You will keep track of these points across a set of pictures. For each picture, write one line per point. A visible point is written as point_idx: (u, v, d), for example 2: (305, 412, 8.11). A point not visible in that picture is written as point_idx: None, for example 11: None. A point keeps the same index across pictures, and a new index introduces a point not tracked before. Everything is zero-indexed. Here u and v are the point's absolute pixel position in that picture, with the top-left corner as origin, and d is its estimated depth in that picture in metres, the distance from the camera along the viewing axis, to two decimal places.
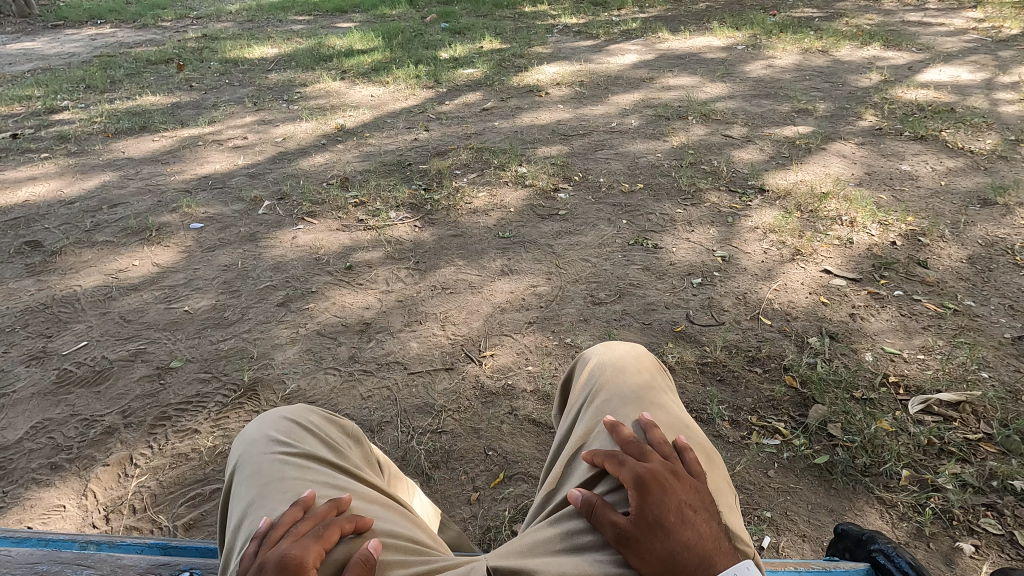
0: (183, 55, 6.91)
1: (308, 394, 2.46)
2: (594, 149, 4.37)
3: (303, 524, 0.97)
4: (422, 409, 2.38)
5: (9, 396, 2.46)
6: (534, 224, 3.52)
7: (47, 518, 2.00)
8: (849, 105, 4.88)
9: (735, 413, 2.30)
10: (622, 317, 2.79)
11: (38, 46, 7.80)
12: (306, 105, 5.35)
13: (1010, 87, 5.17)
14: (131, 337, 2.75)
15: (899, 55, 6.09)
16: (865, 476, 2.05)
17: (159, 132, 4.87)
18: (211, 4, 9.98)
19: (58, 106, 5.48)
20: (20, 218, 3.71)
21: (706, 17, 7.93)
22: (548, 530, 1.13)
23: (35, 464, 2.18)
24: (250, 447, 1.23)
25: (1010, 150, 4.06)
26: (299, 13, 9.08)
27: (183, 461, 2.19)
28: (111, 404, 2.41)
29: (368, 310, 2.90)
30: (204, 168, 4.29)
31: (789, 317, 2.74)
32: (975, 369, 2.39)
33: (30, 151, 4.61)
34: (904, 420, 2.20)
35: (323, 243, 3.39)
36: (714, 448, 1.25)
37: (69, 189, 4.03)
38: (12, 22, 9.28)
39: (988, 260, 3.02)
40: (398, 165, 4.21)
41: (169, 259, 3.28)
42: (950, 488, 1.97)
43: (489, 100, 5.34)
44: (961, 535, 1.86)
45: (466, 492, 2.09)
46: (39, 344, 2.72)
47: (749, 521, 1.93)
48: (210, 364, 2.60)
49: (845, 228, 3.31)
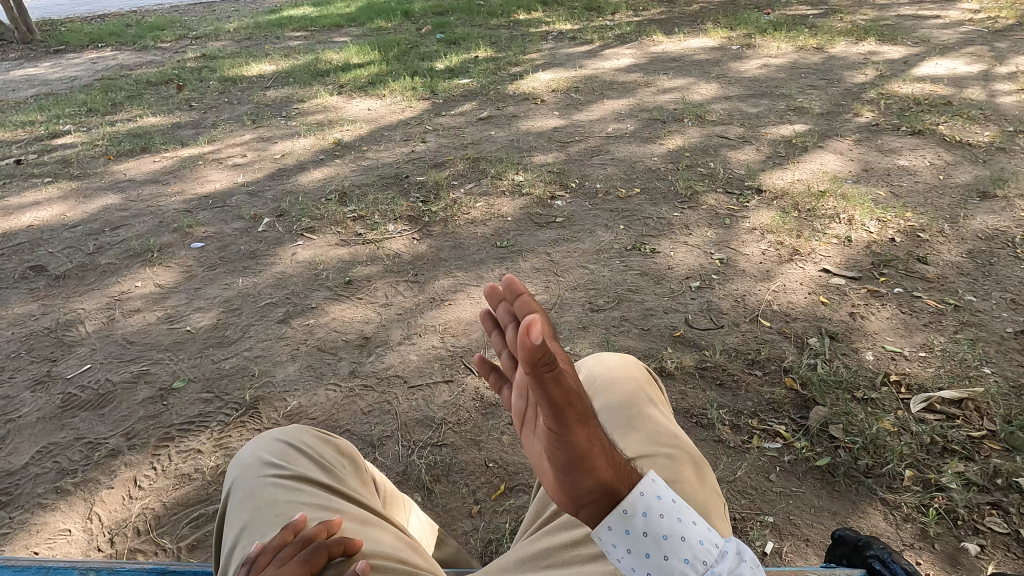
0: (182, 75, 6.98)
1: (309, 411, 2.47)
2: (590, 155, 4.38)
3: (291, 549, 0.97)
4: (422, 423, 2.39)
5: (15, 422, 2.49)
6: (532, 232, 3.53)
7: (53, 543, 2.02)
8: (846, 102, 4.87)
9: (735, 417, 2.29)
10: (621, 323, 2.79)
11: (41, 72, 7.92)
12: (304, 121, 5.39)
13: (1008, 78, 5.14)
14: (134, 358, 2.78)
15: (894, 50, 6.08)
16: (868, 477, 2.03)
17: (159, 153, 4.93)
18: (210, 24, 10.10)
19: (60, 130, 5.56)
20: (24, 243, 3.76)
21: (700, 18, 7.95)
22: (540, 544, 1.17)
23: (42, 488, 2.21)
24: (244, 470, 1.24)
25: (1008, 142, 4.04)
26: (296, 29, 9.17)
27: (186, 482, 2.20)
28: (114, 426, 2.43)
29: (368, 324, 2.92)
30: (204, 187, 4.33)
31: (788, 317, 2.73)
32: (978, 366, 2.37)
33: (34, 176, 4.67)
34: (906, 420, 2.19)
35: (323, 259, 3.42)
36: (703, 457, 1.24)
37: (72, 213, 4.08)
38: (15, 49, 9.41)
39: (988, 254, 3.01)
40: (396, 178, 4.23)
41: (171, 280, 3.31)
42: (954, 487, 1.95)
43: (485, 109, 5.37)
44: (966, 535, 1.84)
45: (467, 505, 2.09)
46: (44, 368, 2.75)
47: (751, 528, 1.93)
48: (212, 384, 2.62)
49: (842, 226, 3.30)
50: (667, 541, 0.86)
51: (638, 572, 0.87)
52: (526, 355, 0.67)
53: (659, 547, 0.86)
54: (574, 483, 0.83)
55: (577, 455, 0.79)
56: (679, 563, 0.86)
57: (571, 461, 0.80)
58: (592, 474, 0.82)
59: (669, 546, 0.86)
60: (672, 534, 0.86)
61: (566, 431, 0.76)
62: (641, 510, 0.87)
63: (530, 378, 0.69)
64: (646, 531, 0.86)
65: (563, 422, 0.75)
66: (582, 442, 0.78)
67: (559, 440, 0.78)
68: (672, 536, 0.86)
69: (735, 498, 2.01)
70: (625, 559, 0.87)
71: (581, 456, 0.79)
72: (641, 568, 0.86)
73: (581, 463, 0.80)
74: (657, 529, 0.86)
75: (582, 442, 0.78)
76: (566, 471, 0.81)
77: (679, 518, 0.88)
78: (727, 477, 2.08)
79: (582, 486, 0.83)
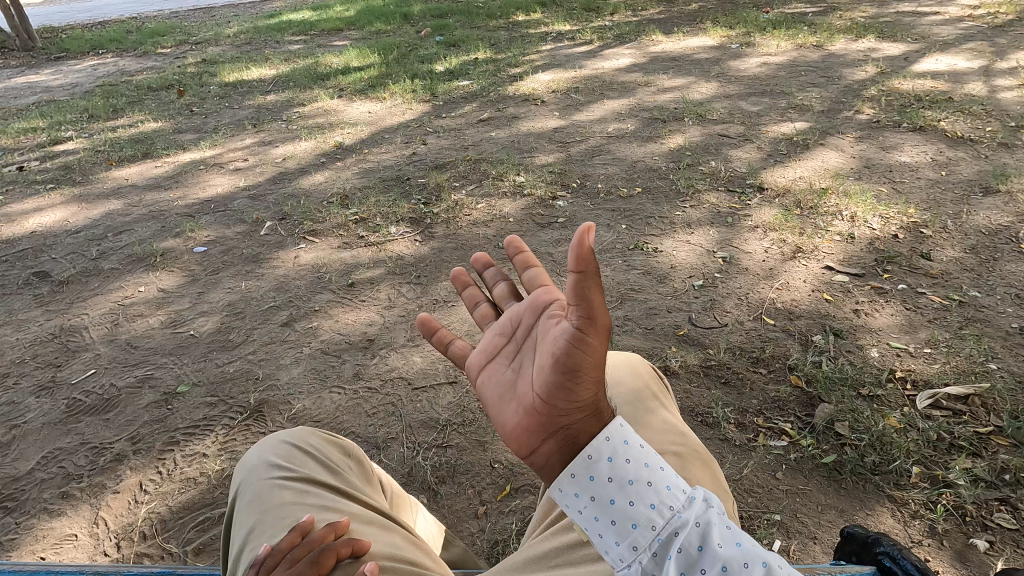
0: (183, 80, 7.00)
1: (314, 414, 2.47)
2: (591, 155, 4.37)
3: (299, 550, 0.97)
4: (427, 424, 2.39)
5: (21, 427, 2.50)
6: (533, 233, 3.53)
7: (60, 547, 2.03)
8: (846, 99, 4.86)
9: (740, 415, 2.29)
10: (624, 323, 2.79)
11: (42, 79, 7.94)
12: (305, 125, 5.40)
13: (1009, 73, 5.13)
14: (138, 363, 2.78)
15: (894, 46, 6.07)
16: (874, 474, 2.03)
17: (161, 158, 4.94)
18: (210, 29, 10.13)
19: (62, 137, 5.57)
20: (28, 250, 3.76)
21: (699, 17, 7.96)
22: (550, 543, 1.17)
23: (47, 494, 2.21)
24: (250, 473, 1.24)
25: (1010, 137, 4.03)
26: (296, 33, 9.18)
27: (192, 486, 2.20)
28: (120, 431, 2.44)
29: (371, 327, 2.92)
30: (206, 191, 4.34)
31: (791, 315, 2.72)
32: (984, 362, 2.36)
33: (36, 183, 4.68)
34: (912, 416, 2.18)
35: (325, 262, 3.42)
36: (712, 456, 1.24)
37: (74, 219, 4.09)
38: (16, 56, 9.45)
39: (992, 249, 3.00)
40: (398, 180, 4.23)
41: (174, 284, 3.32)
42: (961, 483, 1.94)
43: (485, 110, 5.37)
44: (975, 532, 1.84)
45: (473, 506, 2.09)
46: (48, 374, 2.75)
47: (758, 526, 1.92)
48: (217, 388, 2.62)
49: (845, 223, 3.30)
50: (633, 487, 0.88)
51: (602, 522, 0.87)
52: (581, 244, 0.85)
53: (625, 493, 0.87)
54: (565, 395, 0.94)
55: (584, 365, 0.92)
56: (644, 508, 0.86)
57: (576, 367, 0.93)
58: (585, 392, 0.94)
59: (635, 492, 0.87)
60: (638, 479, 0.88)
61: (587, 333, 0.91)
62: (606, 456, 0.91)
63: (577, 270, 0.85)
64: (611, 477, 0.89)
65: (586, 325, 0.91)
66: (594, 357, 0.92)
67: (576, 341, 0.92)
68: (638, 482, 0.88)
69: (741, 496, 2.01)
70: (587, 509, 0.89)
71: (586, 365, 0.92)
72: (605, 518, 0.87)
73: (581, 373, 0.93)
74: (622, 475, 0.89)
75: (594, 357, 0.92)
76: (564, 378, 0.94)
77: (646, 464, 0.89)
78: (733, 475, 2.07)
79: (570, 401, 0.94)
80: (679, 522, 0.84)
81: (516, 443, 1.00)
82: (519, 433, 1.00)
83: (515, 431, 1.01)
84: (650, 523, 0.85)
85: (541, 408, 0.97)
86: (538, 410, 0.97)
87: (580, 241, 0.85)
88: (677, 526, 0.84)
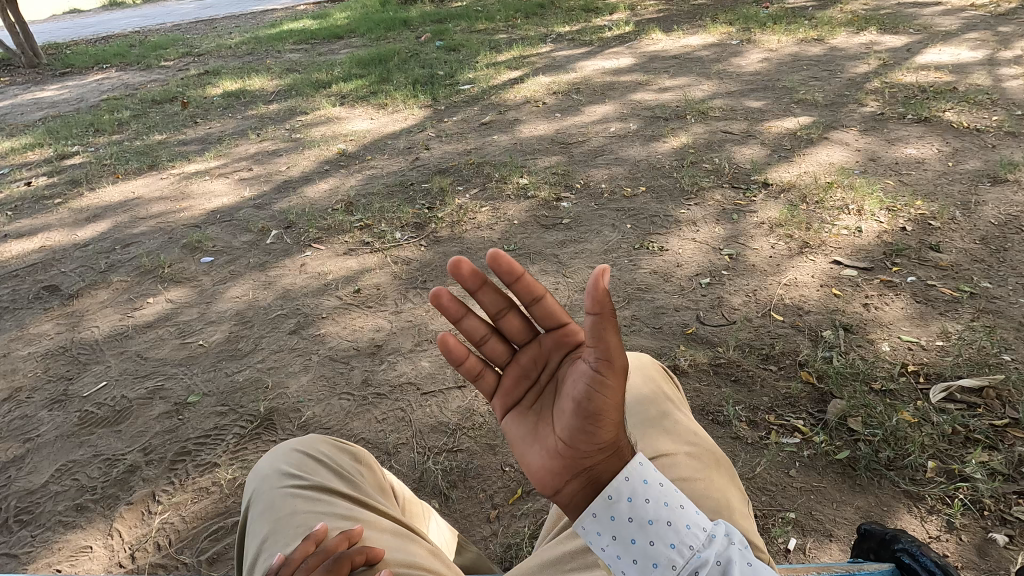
0: (186, 92, 7.04)
1: (323, 421, 2.47)
2: (594, 156, 4.36)
3: (314, 558, 0.97)
4: (437, 428, 2.39)
5: (34, 441, 2.51)
6: (538, 234, 3.53)
7: (75, 559, 2.04)
8: (849, 92, 4.84)
9: (751, 413, 2.27)
10: (632, 322, 2.78)
11: (48, 95, 8.01)
12: (308, 133, 5.43)
13: (1013, 61, 5.09)
14: (149, 374, 2.79)
15: (896, 39, 6.03)
16: (889, 470, 2.01)
17: (167, 170, 4.97)
18: (212, 41, 10.18)
19: (69, 151, 5.62)
20: (37, 264, 3.80)
21: (699, 15, 7.94)
22: (564, 547, 1.18)
23: (62, 506, 2.22)
24: (263, 482, 1.25)
25: (1017, 126, 4.00)
26: (296, 42, 9.23)
27: (204, 496, 2.21)
28: (132, 442, 2.45)
29: (379, 333, 2.92)
30: (211, 202, 4.35)
31: (801, 311, 2.71)
32: (997, 353, 2.34)
33: (44, 199, 4.72)
34: (926, 410, 2.16)
35: (331, 269, 3.43)
36: (725, 457, 1.23)
37: (82, 233, 4.12)
38: (21, 73, 9.51)
39: (1002, 240, 2.97)
40: (401, 186, 4.25)
41: (182, 296, 3.33)
42: (979, 477, 1.92)
43: (488, 113, 5.39)
44: (994, 526, 1.82)
45: (485, 510, 2.09)
46: (61, 387, 2.77)
47: (773, 524, 1.91)
48: (227, 397, 2.63)
49: (852, 217, 3.28)
50: (653, 526, 0.89)
51: (624, 559, 0.89)
52: (597, 288, 0.84)
53: (645, 532, 0.89)
54: (585, 438, 0.93)
55: (603, 409, 0.92)
56: (664, 548, 0.87)
57: (595, 411, 0.92)
58: (606, 434, 0.93)
59: (655, 532, 0.88)
60: (658, 519, 0.89)
61: (605, 373, 0.91)
62: (626, 496, 0.91)
63: (596, 311, 0.85)
64: (632, 516, 0.90)
65: (603, 366, 0.91)
66: (612, 397, 0.92)
67: (594, 383, 0.92)
68: (658, 521, 0.89)
69: (754, 495, 1.99)
70: (610, 548, 0.90)
71: (606, 410, 0.92)
72: (627, 556, 0.89)
73: (601, 417, 0.92)
74: (642, 514, 0.90)
75: (612, 398, 0.92)
76: (586, 420, 0.92)
77: (666, 503, 0.90)
78: (746, 474, 2.06)
79: (591, 443, 0.93)
80: (699, 560, 0.85)
81: (538, 485, 0.97)
82: (541, 477, 0.98)
83: (537, 473, 0.98)
84: (670, 562, 0.86)
85: (562, 449, 0.95)
86: (560, 453, 0.95)
87: (595, 286, 0.84)
88: (698, 565, 0.85)
